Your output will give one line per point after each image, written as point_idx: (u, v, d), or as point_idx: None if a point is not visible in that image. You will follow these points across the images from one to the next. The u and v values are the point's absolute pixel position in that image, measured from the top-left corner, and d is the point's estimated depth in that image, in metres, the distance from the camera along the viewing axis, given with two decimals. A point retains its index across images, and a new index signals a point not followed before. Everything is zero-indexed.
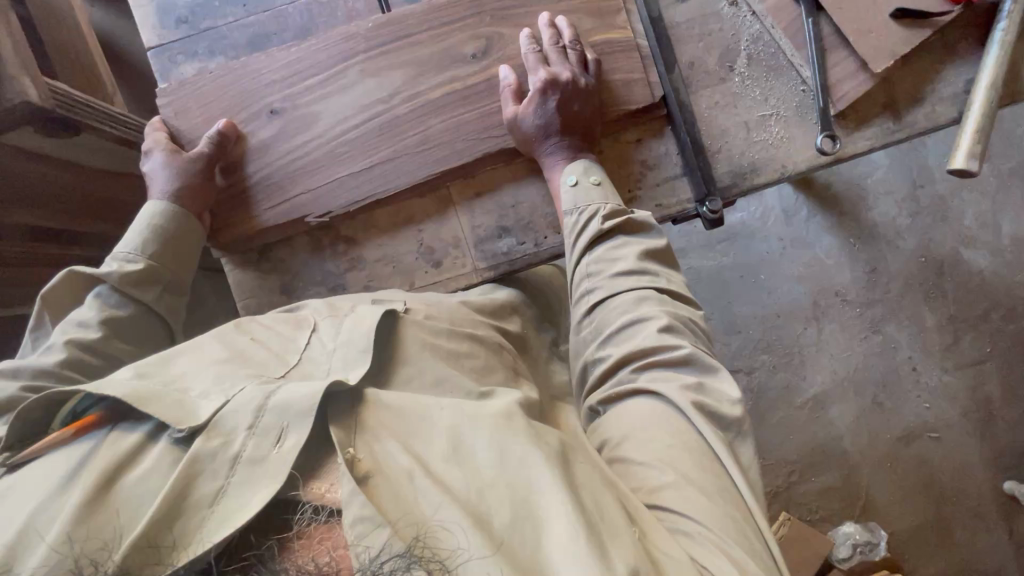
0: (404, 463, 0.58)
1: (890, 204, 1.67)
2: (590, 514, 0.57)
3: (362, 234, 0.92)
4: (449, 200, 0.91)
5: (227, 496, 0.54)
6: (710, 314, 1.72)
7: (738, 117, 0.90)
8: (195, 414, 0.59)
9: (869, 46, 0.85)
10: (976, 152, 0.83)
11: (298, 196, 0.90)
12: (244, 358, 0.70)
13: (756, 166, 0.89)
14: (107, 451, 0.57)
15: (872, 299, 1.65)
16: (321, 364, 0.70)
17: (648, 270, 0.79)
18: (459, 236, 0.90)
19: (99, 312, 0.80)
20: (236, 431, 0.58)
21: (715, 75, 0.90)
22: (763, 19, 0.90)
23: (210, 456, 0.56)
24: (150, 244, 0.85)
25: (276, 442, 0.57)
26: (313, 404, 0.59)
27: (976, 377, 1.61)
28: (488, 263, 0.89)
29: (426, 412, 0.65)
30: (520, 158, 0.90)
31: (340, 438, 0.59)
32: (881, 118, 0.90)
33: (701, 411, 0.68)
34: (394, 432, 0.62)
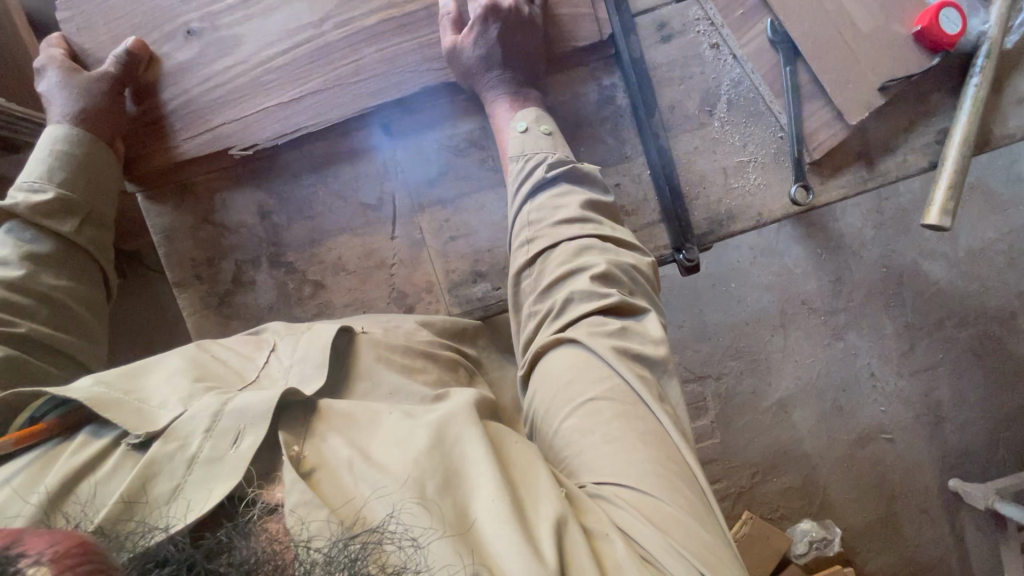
0: (343, 453, 0.58)
1: (856, 215, 1.71)
2: (516, 484, 0.57)
3: (333, 277, 0.84)
4: (423, 242, 0.85)
5: (185, 493, 0.54)
6: (683, 322, 1.73)
7: (716, 162, 0.89)
8: (153, 419, 0.58)
9: (845, 97, 0.86)
10: (949, 209, 0.88)
11: (219, 128, 0.82)
12: (204, 367, 0.68)
13: (733, 214, 0.89)
14: (69, 455, 0.56)
15: (836, 307, 1.70)
16: (277, 375, 0.68)
17: (592, 218, 0.74)
18: (433, 280, 0.86)
19: (15, 248, 0.74)
20: (194, 434, 0.57)
21: (696, 119, 0.89)
22: (743, 63, 0.88)
23: (166, 457, 0.55)
24: (59, 172, 0.78)
25: (233, 442, 0.56)
26: (270, 408, 0.59)
27: (928, 382, 1.68)
28: (463, 308, 0.86)
29: (378, 414, 0.63)
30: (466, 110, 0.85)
31: (284, 438, 0.58)
32: (855, 167, 0.91)
33: (630, 360, 0.65)
34: (342, 430, 0.61)
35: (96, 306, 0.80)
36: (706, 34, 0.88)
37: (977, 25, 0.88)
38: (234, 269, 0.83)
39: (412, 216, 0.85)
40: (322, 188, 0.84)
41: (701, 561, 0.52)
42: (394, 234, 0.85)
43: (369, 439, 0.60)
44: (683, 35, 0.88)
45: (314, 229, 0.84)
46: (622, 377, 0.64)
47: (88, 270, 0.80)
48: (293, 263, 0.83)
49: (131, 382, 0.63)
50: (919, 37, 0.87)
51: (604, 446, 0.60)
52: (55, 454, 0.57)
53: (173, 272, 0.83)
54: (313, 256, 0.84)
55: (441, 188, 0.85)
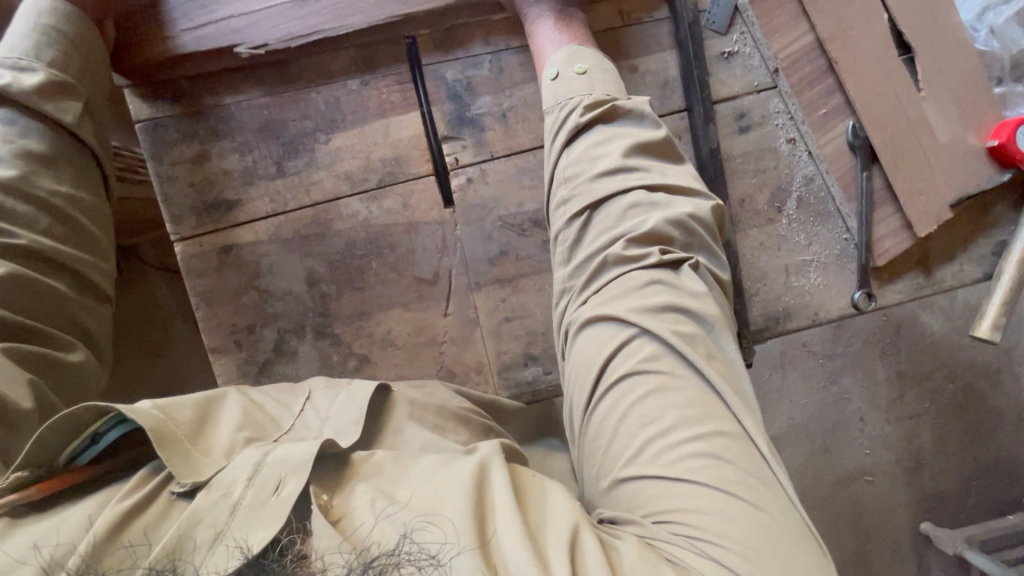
0: (367, 495, 0.50)
1: None
2: (540, 513, 0.49)
3: (380, 351, 0.80)
4: (476, 321, 0.82)
5: (230, 538, 0.46)
6: None
7: (780, 260, 0.87)
8: (200, 463, 0.51)
9: (918, 210, 0.84)
10: (1000, 325, 0.85)
11: (225, 21, 0.73)
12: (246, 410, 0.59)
13: (790, 311, 0.88)
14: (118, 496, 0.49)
15: None
16: (314, 424, 0.60)
17: (637, 167, 0.65)
18: (483, 360, 0.82)
19: (5, 143, 0.60)
20: (238, 482, 0.49)
21: (764, 215, 0.86)
22: (819, 162, 0.85)
23: (209, 505, 0.48)
24: (48, 51, 0.65)
25: (275, 489, 0.49)
26: (315, 452, 0.51)
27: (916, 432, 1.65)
28: (511, 391, 0.83)
29: (405, 456, 0.55)
30: (528, 181, 0.80)
31: (317, 487, 0.50)
32: (913, 273, 0.90)
33: (673, 322, 0.58)
34: (369, 478, 0.52)
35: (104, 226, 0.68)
36: (784, 128, 0.85)
37: None
38: (276, 337, 0.78)
39: (467, 294, 0.81)
40: (376, 259, 0.79)
41: (754, 557, 0.46)
42: (447, 310, 0.81)
43: (396, 480, 0.52)
44: (760, 128, 0.84)
45: (363, 301, 0.79)
46: (661, 346, 0.56)
47: (93, 175, 0.67)
48: (340, 335, 0.79)
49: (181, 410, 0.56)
50: (992, 152, 0.86)
51: (641, 432, 0.53)
52: (102, 496, 0.50)
53: (209, 336, 0.77)
54: (359, 329, 0.79)
55: (499, 267, 0.81)
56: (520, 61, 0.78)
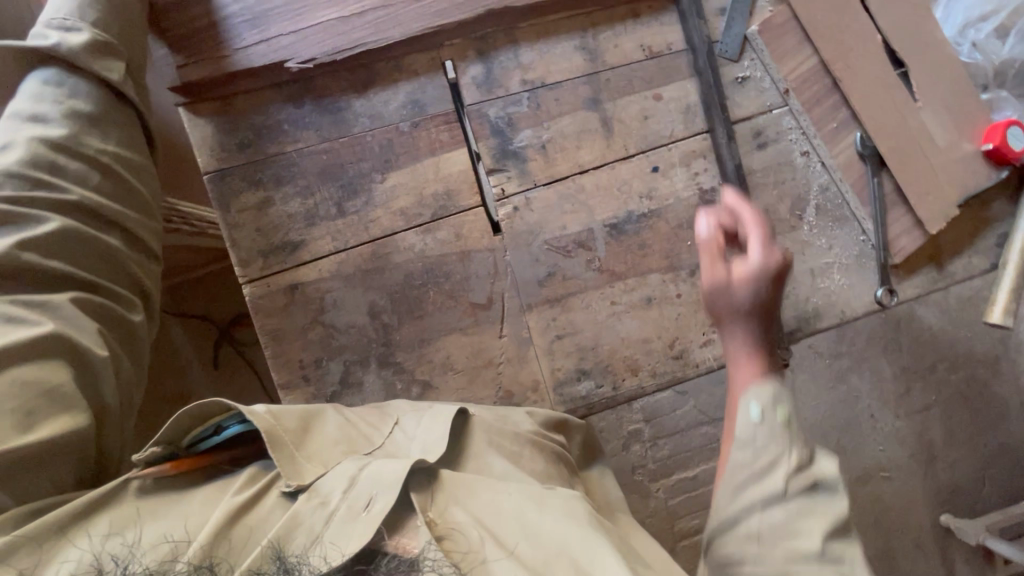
0: (466, 521, 0.51)
1: None
2: None
3: (441, 376, 0.84)
4: (530, 341, 0.86)
5: (330, 532, 0.49)
6: None
7: (805, 264, 0.93)
8: (304, 467, 0.55)
9: (926, 209, 0.92)
10: (1011, 310, 0.94)
11: (277, 38, 0.79)
12: (345, 427, 0.62)
13: (819, 311, 0.94)
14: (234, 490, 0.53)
15: None
16: (403, 444, 0.60)
17: (792, 463, 0.52)
18: (539, 378, 0.86)
19: (54, 103, 0.62)
20: (334, 493, 0.51)
21: (787, 223, 0.92)
22: (832, 171, 0.92)
23: (310, 511, 0.51)
24: (89, 11, 0.68)
25: (367, 504, 0.50)
26: (402, 473, 0.52)
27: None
28: (567, 406, 0.87)
29: (494, 486, 0.56)
30: (571, 206, 0.86)
31: (419, 502, 0.52)
32: (927, 268, 0.97)
33: (816, 515, 0.50)
34: (463, 501, 0.54)
35: (149, 181, 0.70)
36: (798, 142, 0.92)
37: None
38: (342, 369, 0.81)
39: (520, 315, 0.85)
40: (433, 288, 0.83)
41: None
42: (502, 332, 0.85)
43: (496, 519, 0.53)
44: (776, 143, 0.91)
45: (423, 329, 0.83)
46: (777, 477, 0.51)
47: (137, 135, 0.69)
48: (403, 363, 0.82)
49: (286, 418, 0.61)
50: (987, 152, 0.94)
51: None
52: (218, 487, 0.54)
53: (278, 373, 0.80)
54: (421, 356, 0.83)
55: (549, 288, 0.86)
56: (554, 95, 0.84)
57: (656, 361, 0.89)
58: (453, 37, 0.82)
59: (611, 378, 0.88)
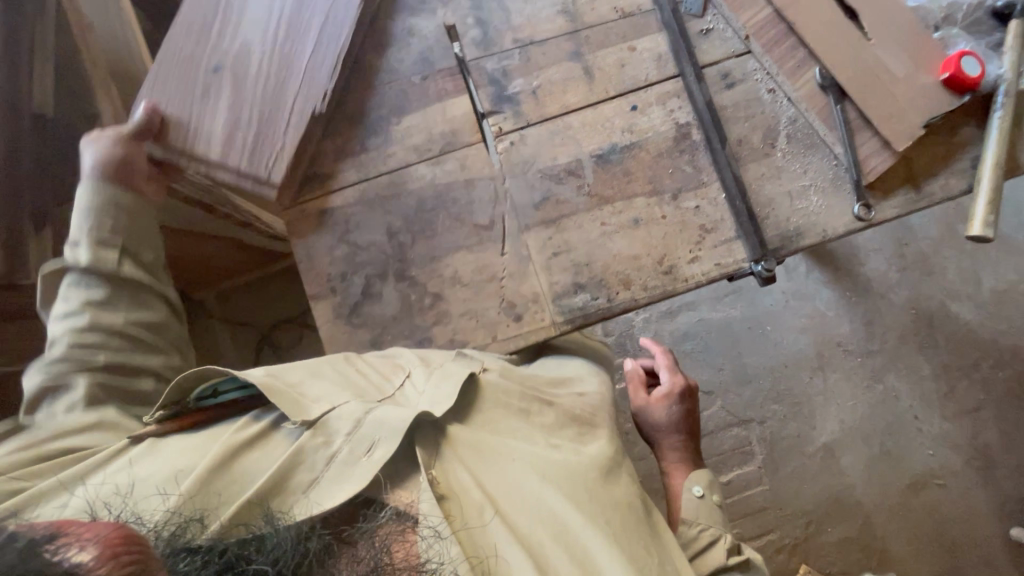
0: (472, 484, 0.70)
1: (881, 260, 1.79)
2: (586, 555, 0.68)
3: (450, 289, 0.94)
4: (528, 258, 0.96)
5: (315, 490, 0.65)
6: (725, 366, 1.77)
7: (782, 187, 1.01)
8: (308, 410, 0.71)
9: (890, 129, 1.00)
10: (990, 222, 0.98)
11: (322, 23, 0.94)
12: (353, 380, 0.79)
13: (801, 230, 1.00)
14: (234, 432, 0.70)
15: (872, 349, 1.75)
16: (409, 394, 0.78)
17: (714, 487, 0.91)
18: (538, 291, 0.95)
19: (78, 299, 0.85)
20: (337, 436, 0.69)
21: (761, 151, 1.02)
22: (797, 104, 1.02)
23: (314, 451, 0.68)
24: (103, 218, 0.87)
25: (367, 450, 0.67)
26: (403, 425, 0.69)
27: (973, 425, 1.70)
28: (566, 317, 0.95)
29: (495, 449, 0.76)
30: (560, 142, 0.98)
31: (425, 457, 0.70)
32: (903, 189, 1.02)
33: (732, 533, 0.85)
34: (467, 461, 0.73)
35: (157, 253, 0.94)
36: (763, 81, 1.03)
37: (994, 70, 1.02)
38: (364, 282, 0.93)
39: (519, 235, 0.96)
40: (442, 212, 0.95)
41: None
42: (503, 250, 0.95)
43: (498, 482, 0.72)
44: (743, 83, 1.03)
45: (434, 246, 0.95)
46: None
47: (145, 222, 0.92)
48: (416, 277, 0.94)
49: (292, 374, 0.77)
50: (946, 82, 1.02)
51: None
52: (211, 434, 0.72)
53: (310, 285, 0.93)
54: (433, 271, 0.94)
55: (544, 211, 0.97)
56: (542, 50, 1.00)
57: (648, 276, 0.97)
58: (455, 9, 1.01)
59: (606, 291, 0.96)
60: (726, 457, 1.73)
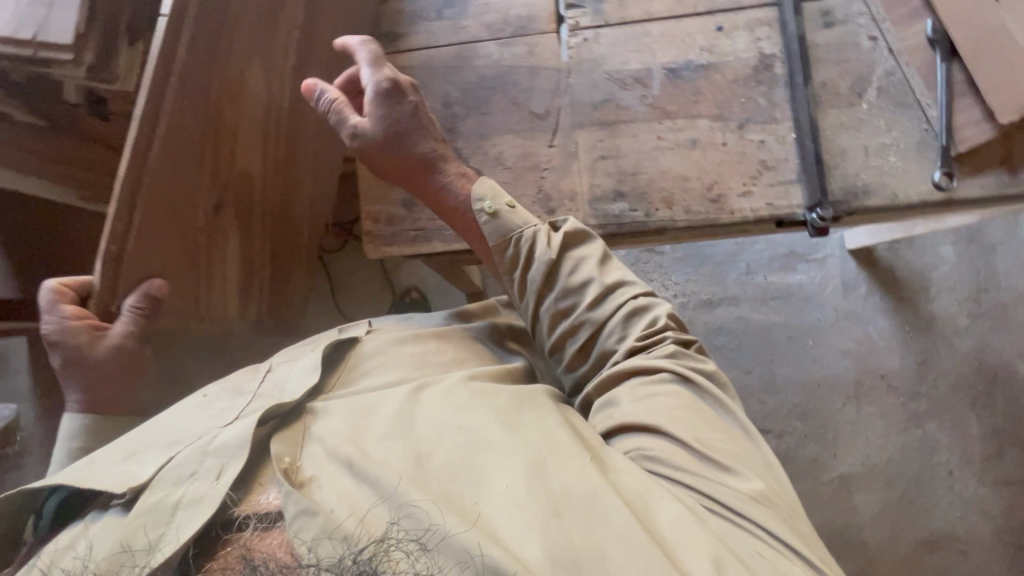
0: (342, 453, 0.69)
1: (951, 300, 1.65)
2: (481, 476, 0.66)
3: (490, 168, 0.94)
4: (575, 155, 0.94)
5: (167, 539, 0.64)
6: (752, 369, 1.68)
7: (859, 140, 0.95)
8: (135, 476, 0.71)
9: (998, 98, 0.89)
10: None
11: None
12: (209, 408, 0.81)
13: (869, 188, 0.93)
14: (70, 539, 0.68)
15: (917, 391, 1.61)
16: (276, 387, 0.82)
17: (630, 313, 0.80)
18: (577, 191, 0.94)
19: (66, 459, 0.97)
20: (181, 482, 0.69)
21: (845, 99, 0.95)
22: (898, 57, 0.95)
23: (154, 505, 0.67)
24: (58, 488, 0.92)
25: (215, 477, 0.68)
26: (243, 442, 0.70)
27: (1013, 498, 1.53)
28: (599, 222, 0.93)
29: (375, 404, 0.76)
30: (635, 51, 0.96)
31: (279, 450, 0.72)
32: (997, 171, 0.92)
33: (656, 377, 0.76)
34: (338, 427, 0.73)
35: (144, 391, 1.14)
36: (866, 28, 0.97)
37: None
38: None
39: (572, 131, 0.94)
40: (500, 93, 0.95)
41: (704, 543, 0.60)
42: (552, 143, 0.94)
43: (363, 433, 0.71)
44: (843, 25, 0.97)
45: (484, 124, 0.95)
46: (638, 303, 0.81)
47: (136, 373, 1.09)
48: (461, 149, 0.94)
49: (120, 455, 0.76)
50: None
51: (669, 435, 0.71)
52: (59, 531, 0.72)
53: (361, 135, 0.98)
54: (478, 148, 0.94)
55: (601, 113, 0.95)
56: None
57: (693, 200, 0.93)
58: None
59: (646, 207, 0.93)
60: None
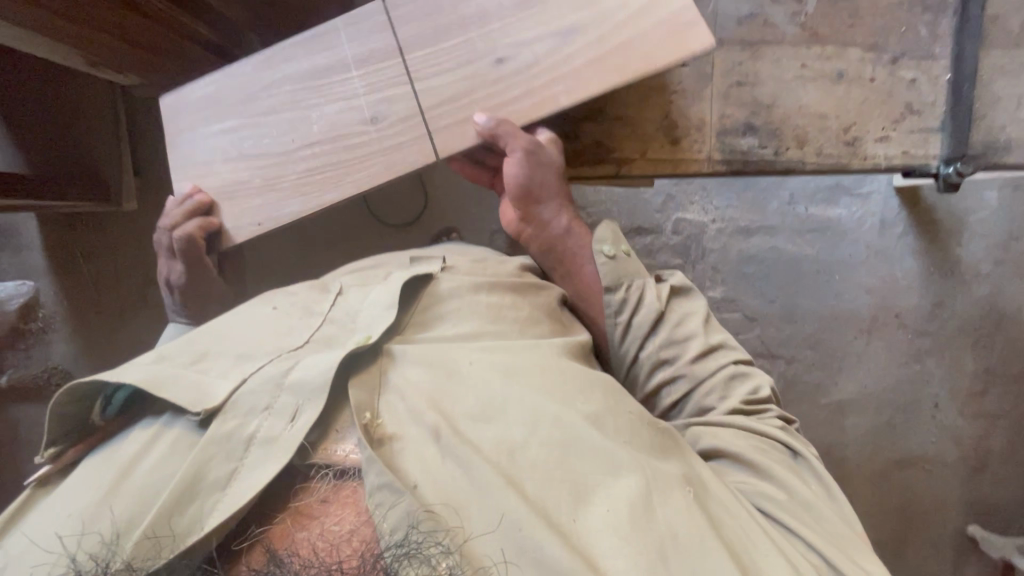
0: (429, 421, 0.64)
1: (981, 246, 1.59)
2: (579, 479, 0.61)
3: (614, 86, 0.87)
4: (709, 78, 0.86)
5: (240, 478, 0.59)
6: (774, 299, 1.62)
7: (1016, 87, 0.86)
8: (209, 395, 0.63)
9: None
10: None
11: None
12: (277, 324, 0.72)
13: (1014, 142, 0.87)
14: (125, 463, 0.60)
15: (927, 328, 1.61)
16: (349, 319, 0.73)
17: (738, 377, 0.80)
18: (707, 118, 0.86)
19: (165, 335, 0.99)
20: (254, 414, 0.62)
21: (1014, 37, 0.86)
22: None
23: (224, 437, 0.60)
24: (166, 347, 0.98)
25: (290, 421, 0.62)
26: (326, 385, 0.63)
27: (984, 429, 1.65)
28: (727, 157, 0.86)
29: (458, 369, 0.70)
30: None
31: (361, 400, 0.66)
32: None
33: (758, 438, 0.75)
34: (423, 383, 0.68)
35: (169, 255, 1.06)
36: None
37: None
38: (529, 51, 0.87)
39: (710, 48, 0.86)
40: None
41: None
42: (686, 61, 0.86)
43: (450, 402, 0.67)
44: None
45: None
46: (742, 367, 0.81)
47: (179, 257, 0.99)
48: None
49: (185, 354, 0.68)
50: None
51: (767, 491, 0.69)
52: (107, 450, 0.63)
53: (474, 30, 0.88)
54: None
55: (745, 29, 0.86)
56: None
57: (827, 140, 0.86)
58: None
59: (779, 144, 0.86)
60: None
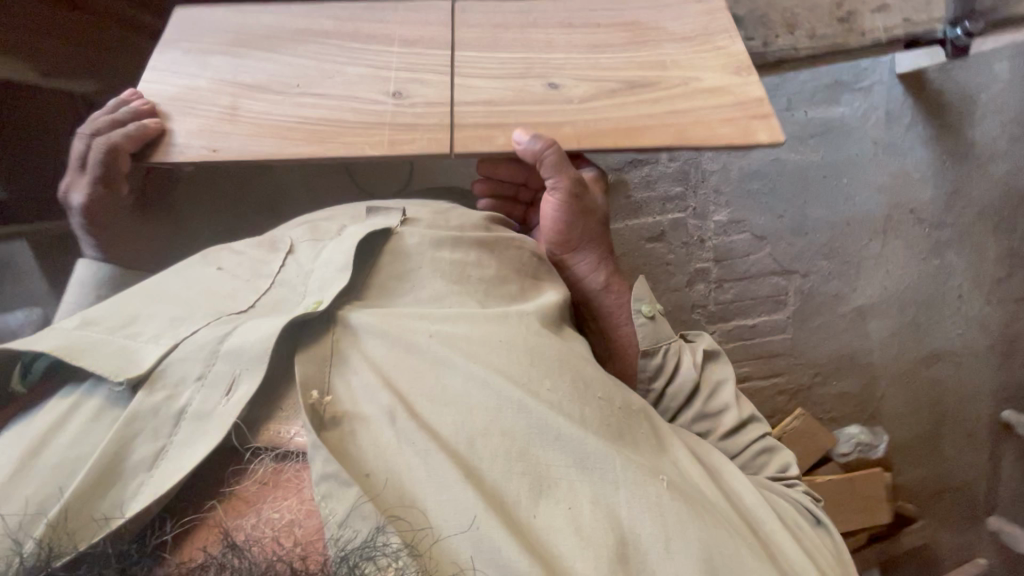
0: (383, 403, 0.53)
1: (995, 124, 1.44)
2: (552, 471, 0.52)
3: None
4: None
5: (168, 457, 0.50)
6: (782, 214, 1.49)
7: None
8: (134, 362, 0.53)
9: None
10: None
11: None
12: (212, 286, 0.63)
13: None
14: (34, 442, 0.50)
15: (944, 221, 1.53)
16: (298, 281, 0.63)
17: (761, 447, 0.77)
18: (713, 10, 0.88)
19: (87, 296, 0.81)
20: (185, 383, 0.53)
21: None
22: None
23: (151, 411, 0.51)
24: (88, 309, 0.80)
25: (226, 392, 0.52)
26: (266, 350, 0.53)
27: (1008, 313, 1.61)
28: None
29: (413, 336, 0.58)
30: None
31: (305, 374, 0.54)
32: None
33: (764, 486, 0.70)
34: (374, 359, 0.57)
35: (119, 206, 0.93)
36: None
37: None
38: None
39: None
40: None
41: None
42: None
43: (406, 378, 0.56)
44: None
45: None
46: (769, 442, 0.77)
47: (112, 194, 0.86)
48: None
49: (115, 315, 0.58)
50: None
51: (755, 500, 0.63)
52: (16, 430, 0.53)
53: None
54: None
55: None
56: None
57: None
58: None
59: None
60: (757, 303, 1.57)
